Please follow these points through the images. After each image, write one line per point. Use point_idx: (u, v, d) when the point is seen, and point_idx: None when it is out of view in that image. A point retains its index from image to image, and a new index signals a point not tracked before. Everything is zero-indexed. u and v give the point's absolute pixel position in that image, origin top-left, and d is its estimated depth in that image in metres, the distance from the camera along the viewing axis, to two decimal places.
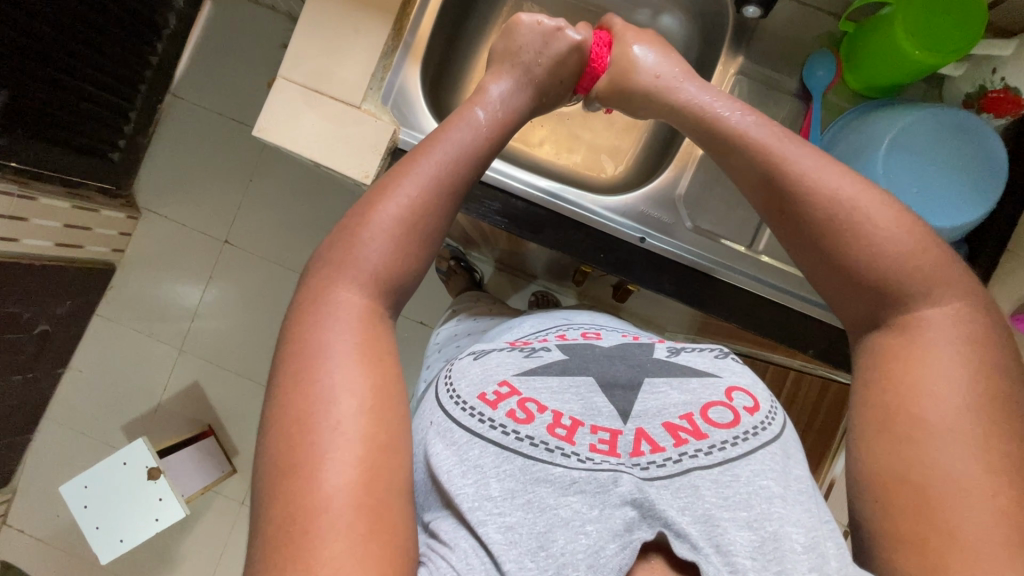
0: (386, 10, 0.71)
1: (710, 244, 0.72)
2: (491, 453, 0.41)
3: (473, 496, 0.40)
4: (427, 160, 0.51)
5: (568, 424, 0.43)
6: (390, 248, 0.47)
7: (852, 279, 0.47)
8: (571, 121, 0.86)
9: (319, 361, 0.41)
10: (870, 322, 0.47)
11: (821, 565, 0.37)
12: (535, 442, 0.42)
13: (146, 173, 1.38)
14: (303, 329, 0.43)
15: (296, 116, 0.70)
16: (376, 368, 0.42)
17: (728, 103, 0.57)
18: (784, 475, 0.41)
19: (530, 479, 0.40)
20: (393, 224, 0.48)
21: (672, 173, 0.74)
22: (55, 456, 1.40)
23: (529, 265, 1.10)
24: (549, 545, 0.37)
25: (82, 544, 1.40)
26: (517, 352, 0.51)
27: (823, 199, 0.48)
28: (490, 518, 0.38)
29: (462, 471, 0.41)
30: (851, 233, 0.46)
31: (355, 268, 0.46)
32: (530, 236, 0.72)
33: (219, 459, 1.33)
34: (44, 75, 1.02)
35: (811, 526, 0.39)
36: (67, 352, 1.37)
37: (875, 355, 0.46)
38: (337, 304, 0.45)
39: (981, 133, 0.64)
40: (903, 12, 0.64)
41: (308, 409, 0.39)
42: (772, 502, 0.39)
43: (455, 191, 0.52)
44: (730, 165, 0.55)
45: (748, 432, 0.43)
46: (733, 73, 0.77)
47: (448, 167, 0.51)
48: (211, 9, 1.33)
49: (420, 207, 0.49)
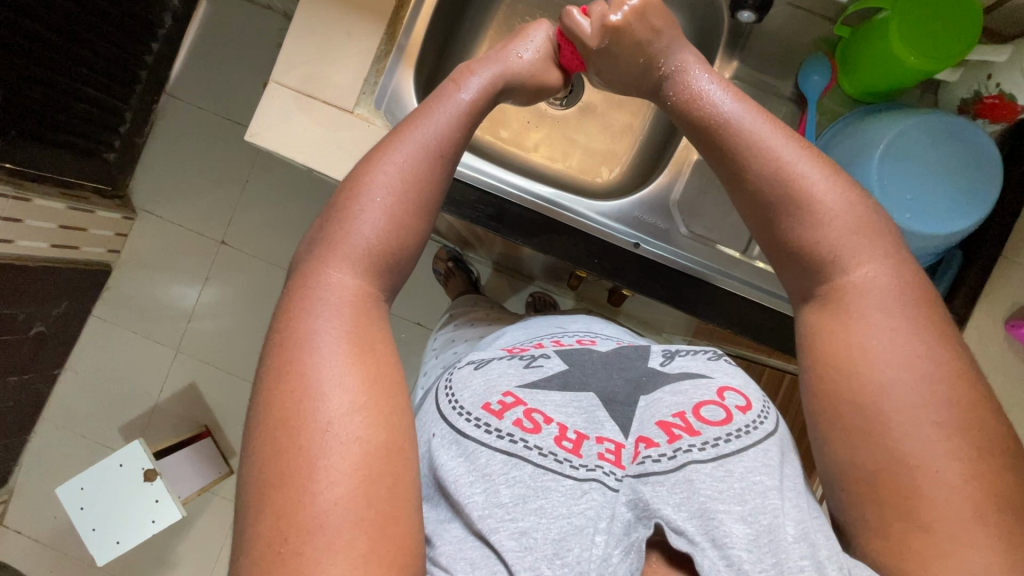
0: (379, 13, 0.70)
1: (707, 250, 0.71)
2: (500, 461, 0.41)
3: (483, 504, 0.39)
4: (401, 151, 0.49)
5: (574, 437, 0.43)
6: (381, 238, 0.47)
7: (805, 249, 0.47)
8: (565, 124, 0.85)
9: (309, 370, 0.40)
10: (815, 293, 0.47)
11: (813, 553, 0.36)
12: (544, 452, 0.41)
13: (141, 174, 1.37)
14: (287, 330, 0.42)
15: (287, 120, 0.70)
16: (373, 368, 0.42)
17: (715, 83, 0.54)
18: (776, 468, 0.40)
19: (541, 486, 0.40)
20: (380, 213, 0.47)
21: (667, 178, 0.74)
22: (51, 457, 1.40)
23: (526, 266, 1.10)
24: (564, 554, 0.36)
25: (79, 544, 1.40)
26: (517, 361, 0.51)
27: (790, 173, 0.47)
28: (502, 525, 0.38)
29: (471, 480, 0.41)
30: (804, 209, 0.47)
31: (334, 270, 0.45)
32: (524, 240, 0.71)
33: (215, 460, 1.33)
34: (42, 77, 1.02)
35: (799, 517, 0.38)
36: (63, 353, 1.37)
37: (811, 334, 0.46)
38: (327, 285, 0.45)
39: (975, 137, 0.64)
40: (898, 17, 0.63)
41: (296, 416, 0.39)
42: (768, 494, 0.39)
43: (431, 177, 0.50)
44: (709, 148, 0.52)
45: (741, 429, 0.42)
46: (727, 77, 0.77)
47: (430, 161, 0.50)
48: (206, 9, 1.32)
49: (400, 193, 0.48)
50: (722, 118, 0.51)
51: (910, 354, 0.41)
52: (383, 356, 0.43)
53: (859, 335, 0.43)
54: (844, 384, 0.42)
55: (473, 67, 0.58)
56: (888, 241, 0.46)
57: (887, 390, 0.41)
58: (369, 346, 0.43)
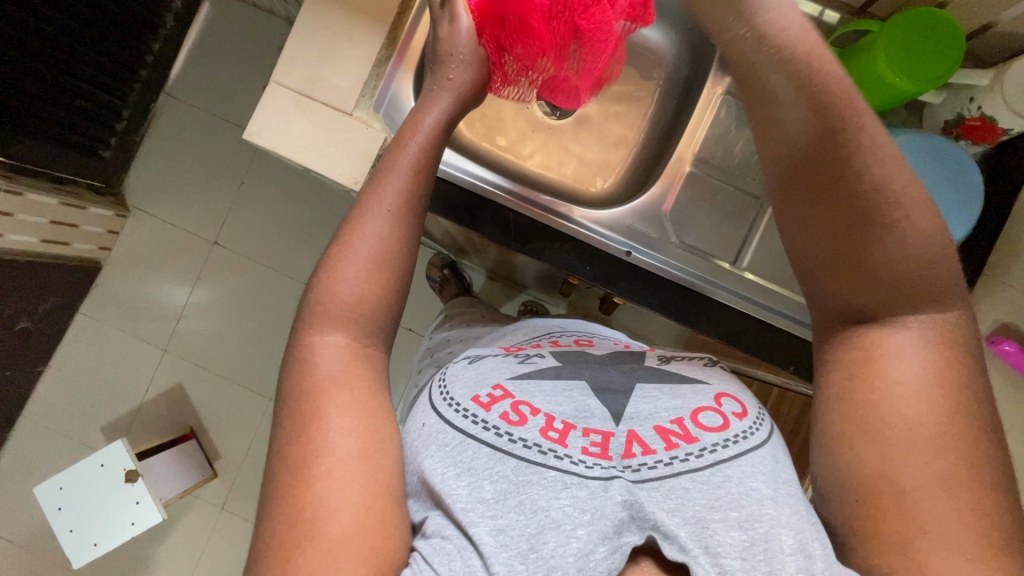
0: (381, 19, 0.71)
1: (698, 260, 0.72)
2: (485, 454, 0.41)
3: (466, 498, 0.39)
4: (371, 215, 0.48)
5: (560, 427, 0.43)
6: (370, 269, 0.47)
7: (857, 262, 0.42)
8: (561, 134, 0.86)
9: (319, 383, 0.42)
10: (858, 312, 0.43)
11: (809, 567, 0.36)
12: (529, 444, 0.41)
13: (136, 173, 1.37)
14: (294, 366, 0.44)
15: (286, 120, 0.70)
16: (356, 391, 0.42)
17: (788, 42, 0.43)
18: (774, 476, 0.40)
19: (523, 480, 0.40)
20: (358, 266, 0.47)
21: (660, 188, 0.75)
22: (30, 457, 1.36)
23: (519, 275, 1.10)
24: (539, 547, 0.36)
25: (54, 548, 1.36)
26: (511, 357, 0.52)
27: (850, 208, 0.42)
28: (482, 520, 0.38)
29: (457, 474, 0.41)
30: (849, 242, 0.42)
31: (318, 330, 0.45)
32: (518, 245, 0.71)
33: (199, 462, 1.31)
34: (45, 73, 1.02)
35: (798, 528, 0.37)
36: (48, 351, 1.35)
37: (857, 350, 0.43)
38: (319, 348, 0.45)
39: (960, 160, 0.66)
40: (886, 37, 0.65)
41: (306, 418, 0.40)
42: (764, 503, 0.38)
43: (398, 238, 0.49)
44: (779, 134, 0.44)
45: (737, 435, 0.42)
46: (720, 93, 0.76)
47: (404, 214, 0.50)
48: (208, 11, 1.34)
49: (379, 253, 0.48)
50: (827, 117, 0.41)
51: (922, 369, 0.40)
52: (367, 373, 0.44)
53: (896, 343, 0.41)
54: (866, 388, 0.41)
55: (429, 109, 0.56)
56: (935, 275, 0.41)
57: (907, 395, 0.40)
58: (342, 377, 0.43)
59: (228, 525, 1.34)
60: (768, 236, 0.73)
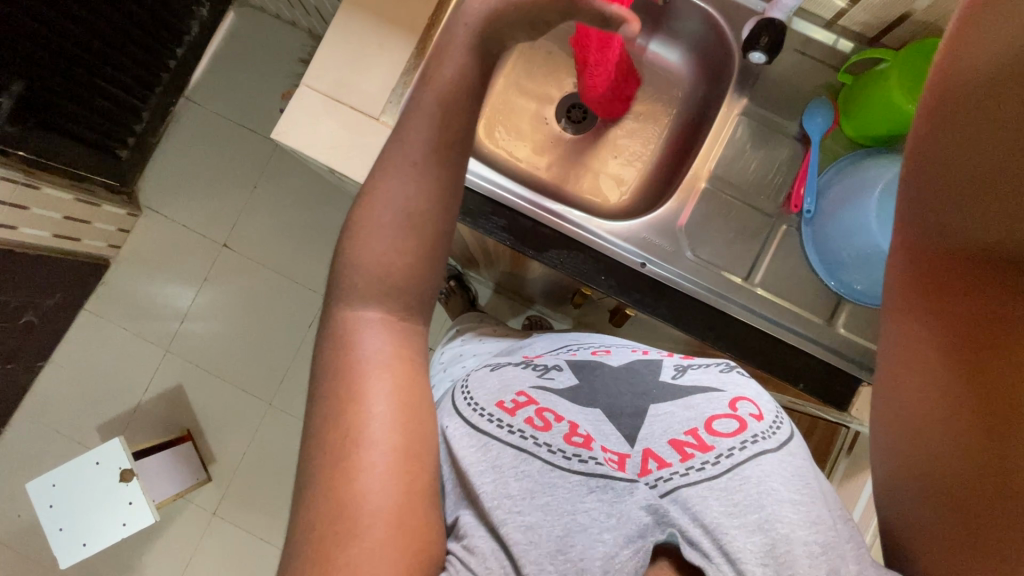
0: (410, 31, 0.74)
1: (710, 274, 0.74)
2: (510, 455, 0.41)
3: (492, 494, 0.39)
4: (376, 213, 0.48)
5: (584, 434, 0.44)
6: (391, 273, 0.47)
7: (974, 209, 0.40)
8: (578, 148, 0.88)
9: (363, 367, 0.43)
10: (966, 258, 0.41)
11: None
12: (553, 449, 0.42)
13: (152, 173, 1.39)
14: (320, 369, 0.44)
15: (314, 122, 0.72)
16: (408, 387, 0.43)
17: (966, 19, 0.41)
18: (796, 478, 0.40)
19: (548, 482, 0.40)
20: (373, 267, 0.47)
21: (675, 205, 0.76)
22: (24, 453, 1.35)
23: (527, 289, 1.11)
24: (567, 549, 0.36)
25: (40, 548, 1.34)
26: (530, 369, 0.53)
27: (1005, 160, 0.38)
28: (510, 517, 0.38)
29: (481, 470, 0.41)
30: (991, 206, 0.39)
31: (342, 327, 0.46)
32: (534, 253, 0.72)
33: (194, 465, 1.29)
34: (69, 71, 1.04)
35: (819, 531, 0.37)
36: (50, 346, 1.34)
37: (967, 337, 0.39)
38: (363, 333, 0.45)
39: None
40: (899, 66, 0.65)
41: (345, 407, 0.41)
42: (783, 505, 0.38)
43: (411, 231, 0.48)
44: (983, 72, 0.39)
45: (756, 436, 0.42)
46: (737, 113, 0.79)
47: (405, 215, 0.48)
48: (233, 21, 1.38)
49: (387, 255, 0.47)
50: None
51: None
52: (414, 371, 0.45)
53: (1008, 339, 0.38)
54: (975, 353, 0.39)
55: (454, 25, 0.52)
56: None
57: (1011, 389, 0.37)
58: (386, 361, 0.44)
59: (219, 531, 1.32)
60: (780, 253, 0.74)
